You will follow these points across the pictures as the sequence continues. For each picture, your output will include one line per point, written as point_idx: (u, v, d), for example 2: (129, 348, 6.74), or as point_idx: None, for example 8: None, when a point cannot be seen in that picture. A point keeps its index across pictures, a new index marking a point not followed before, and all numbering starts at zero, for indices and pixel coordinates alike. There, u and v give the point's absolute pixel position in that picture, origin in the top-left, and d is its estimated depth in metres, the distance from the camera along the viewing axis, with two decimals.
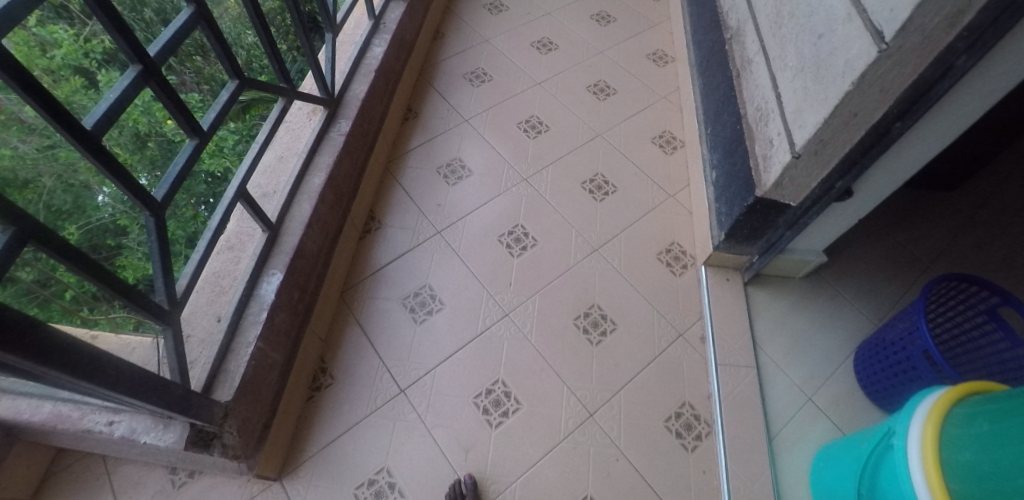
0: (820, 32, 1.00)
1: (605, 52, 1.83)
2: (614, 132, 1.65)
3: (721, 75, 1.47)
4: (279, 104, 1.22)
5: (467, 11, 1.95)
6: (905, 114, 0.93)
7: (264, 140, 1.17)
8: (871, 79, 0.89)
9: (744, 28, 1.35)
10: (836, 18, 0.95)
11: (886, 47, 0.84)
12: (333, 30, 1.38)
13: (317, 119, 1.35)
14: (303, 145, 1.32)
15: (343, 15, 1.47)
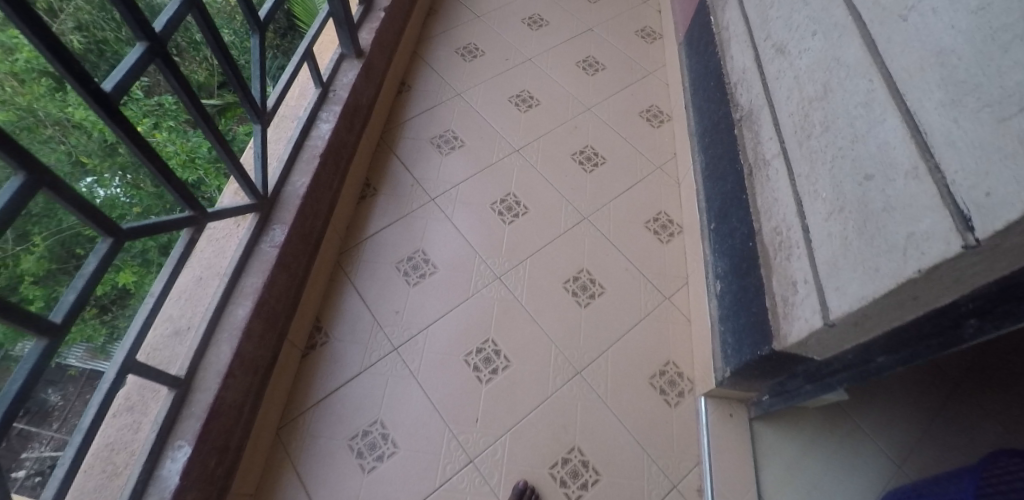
0: (873, 177, 0.77)
1: (592, 109, 1.60)
2: (605, 215, 1.43)
3: (730, 166, 1.24)
4: (184, 237, 0.95)
5: (436, 55, 1.69)
6: (985, 315, 0.71)
7: (161, 291, 0.93)
8: (946, 271, 0.67)
9: (761, 121, 1.13)
10: (899, 168, 0.73)
11: (976, 245, 0.61)
12: (265, 123, 1.09)
13: (247, 226, 1.11)
14: (228, 263, 1.07)
15: (274, 102, 1.17)
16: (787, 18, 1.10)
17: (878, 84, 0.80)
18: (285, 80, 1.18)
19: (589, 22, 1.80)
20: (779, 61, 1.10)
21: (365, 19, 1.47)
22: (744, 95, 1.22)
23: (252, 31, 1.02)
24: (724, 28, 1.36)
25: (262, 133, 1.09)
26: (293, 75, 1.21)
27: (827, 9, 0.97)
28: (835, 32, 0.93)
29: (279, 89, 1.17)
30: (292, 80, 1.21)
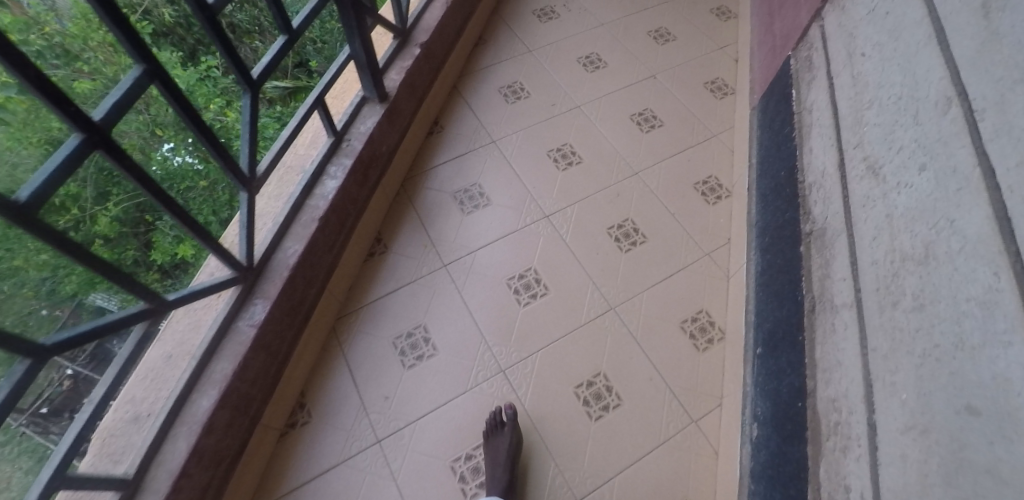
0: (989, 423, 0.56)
1: (639, 173, 1.42)
2: (636, 308, 1.24)
3: (789, 288, 1.02)
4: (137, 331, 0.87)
5: (476, 93, 1.54)
6: None
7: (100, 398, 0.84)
8: None
9: (837, 249, 0.91)
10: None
11: None
12: (254, 186, 1.02)
13: (224, 302, 1.00)
14: (200, 342, 0.96)
15: (269, 166, 1.06)
16: (884, 127, 0.86)
17: (1009, 286, 0.58)
18: (286, 133, 1.10)
19: (654, 67, 1.60)
20: (866, 181, 0.87)
21: (397, 57, 1.36)
22: (819, 204, 1.00)
23: (243, 88, 0.97)
24: (807, 110, 1.13)
25: (250, 202, 1.02)
26: (301, 124, 1.11)
27: (943, 137, 0.72)
28: (948, 177, 0.69)
29: (280, 142, 1.09)
30: (298, 132, 1.11)
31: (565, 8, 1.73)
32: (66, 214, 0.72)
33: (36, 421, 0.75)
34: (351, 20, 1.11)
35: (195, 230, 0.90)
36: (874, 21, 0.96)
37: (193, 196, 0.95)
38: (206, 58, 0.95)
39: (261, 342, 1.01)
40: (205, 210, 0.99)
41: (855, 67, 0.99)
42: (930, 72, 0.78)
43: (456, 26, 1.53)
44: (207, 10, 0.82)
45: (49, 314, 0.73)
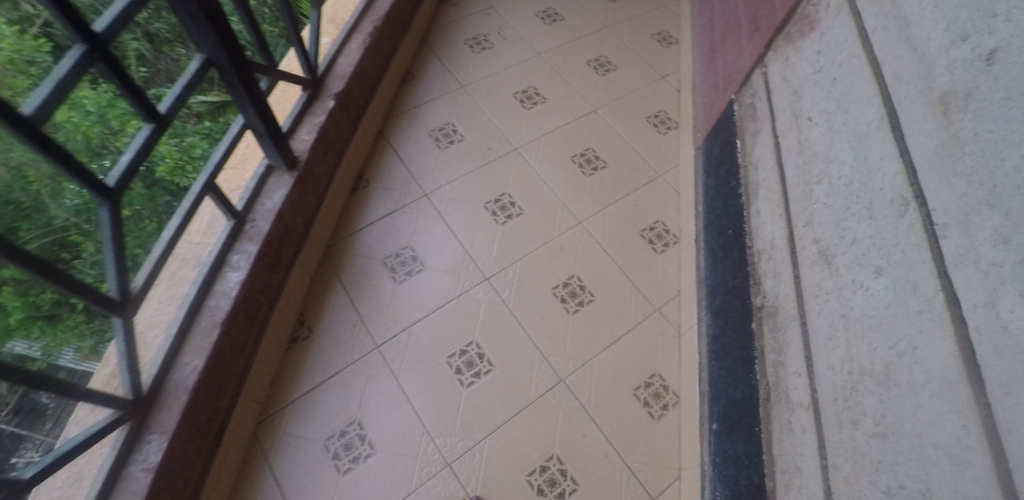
0: None
1: (584, 224, 1.35)
2: (586, 377, 1.19)
3: (742, 366, 0.97)
4: None
5: (405, 140, 1.44)
6: None
7: None
8: None
9: (789, 335, 0.86)
10: None
11: None
12: (132, 309, 0.88)
13: (110, 447, 0.87)
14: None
15: (145, 284, 0.90)
16: (835, 210, 0.80)
17: (979, 445, 0.52)
18: (169, 237, 0.95)
19: (594, 102, 1.52)
20: (818, 267, 0.81)
21: (307, 112, 1.25)
22: (768, 277, 0.95)
23: (99, 207, 0.79)
24: (753, 166, 1.07)
25: (127, 327, 0.88)
26: (184, 223, 0.97)
27: (899, 243, 0.66)
28: (907, 293, 0.64)
29: (160, 247, 0.94)
30: (181, 230, 0.97)
31: (499, 35, 1.63)
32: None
33: None
34: (240, 89, 1.00)
35: (53, 390, 0.76)
36: (822, 84, 0.90)
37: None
38: (123, 70, 0.82)
39: (162, 485, 0.89)
40: (132, 244, 0.89)
41: (801, 130, 0.93)
42: (883, 161, 0.72)
43: (379, 67, 1.41)
44: (26, 130, 0.65)
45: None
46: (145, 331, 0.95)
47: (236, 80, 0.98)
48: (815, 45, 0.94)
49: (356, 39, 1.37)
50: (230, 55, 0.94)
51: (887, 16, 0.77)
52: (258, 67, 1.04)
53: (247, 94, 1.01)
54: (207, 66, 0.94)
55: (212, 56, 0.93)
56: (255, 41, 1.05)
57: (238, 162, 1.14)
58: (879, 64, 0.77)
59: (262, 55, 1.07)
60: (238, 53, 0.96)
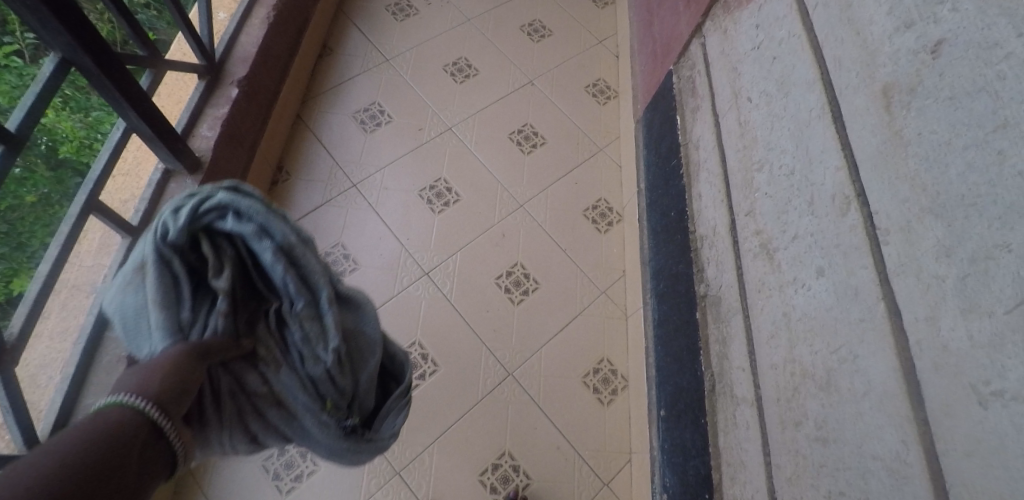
0: None
1: (525, 205, 1.32)
2: (535, 370, 1.16)
3: (687, 355, 0.95)
4: None
5: (327, 124, 1.37)
6: None
7: None
8: None
9: (732, 328, 0.84)
10: None
11: None
12: (10, 360, 0.81)
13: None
14: None
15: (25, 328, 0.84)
16: (776, 201, 0.77)
17: (918, 463, 0.51)
18: (47, 270, 0.87)
19: (531, 72, 1.49)
20: (760, 260, 0.79)
21: (208, 101, 1.14)
22: (711, 264, 0.92)
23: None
24: (694, 145, 1.03)
25: (10, 385, 0.81)
26: (65, 250, 0.90)
27: (841, 244, 0.64)
28: (849, 298, 0.62)
29: (40, 280, 0.86)
30: (62, 260, 0.90)
31: (424, 0, 1.57)
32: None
33: None
34: (115, 93, 0.88)
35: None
36: (759, 62, 0.85)
37: (20, 214, 0.83)
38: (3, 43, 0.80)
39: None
40: (39, 229, 0.87)
41: (741, 111, 0.89)
42: (824, 155, 0.68)
43: (289, 45, 1.33)
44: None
45: None
46: (35, 375, 0.87)
47: (110, 82, 0.87)
48: (753, 18, 0.88)
49: (257, 14, 1.27)
50: (91, 51, 0.82)
51: None
52: (133, 60, 0.94)
53: (125, 97, 0.90)
54: (64, 67, 0.85)
55: (68, 54, 0.82)
56: (129, 31, 0.94)
57: (129, 167, 1.04)
58: (820, 46, 0.72)
59: (140, 46, 0.97)
60: (104, 50, 0.84)
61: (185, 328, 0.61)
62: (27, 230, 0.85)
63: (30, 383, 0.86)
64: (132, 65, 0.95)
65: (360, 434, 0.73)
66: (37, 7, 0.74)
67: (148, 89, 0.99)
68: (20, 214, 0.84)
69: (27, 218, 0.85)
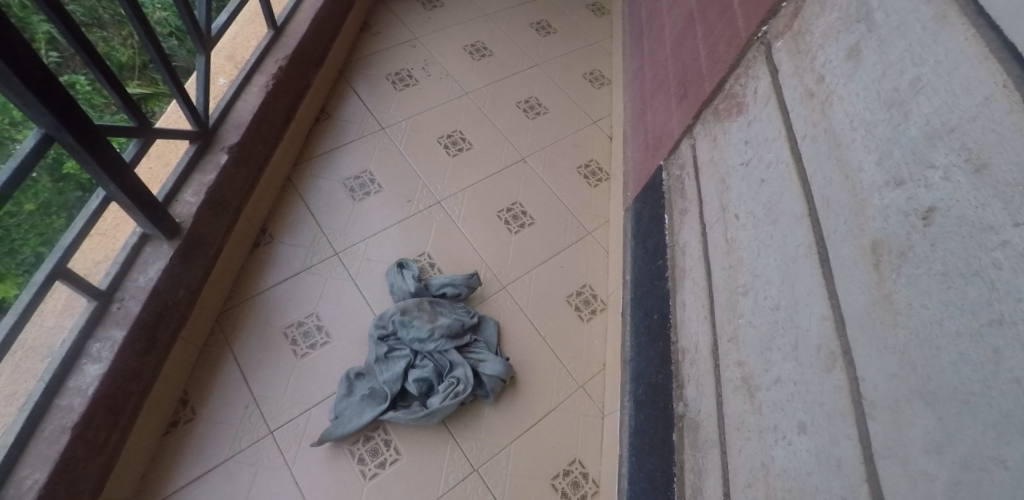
0: None
1: (509, 287, 1.27)
2: (502, 467, 1.08)
3: (661, 477, 0.89)
4: None
5: (315, 189, 1.34)
6: None
7: None
8: None
9: (708, 460, 0.78)
10: None
11: None
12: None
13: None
14: None
15: None
16: (760, 335, 0.72)
17: None
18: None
19: (524, 148, 1.48)
20: (741, 396, 0.74)
21: (196, 167, 1.11)
22: (691, 383, 0.87)
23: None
24: (680, 250, 0.99)
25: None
26: (21, 319, 0.81)
27: (824, 404, 0.59)
28: (831, 469, 0.57)
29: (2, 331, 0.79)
30: (17, 328, 0.81)
31: (423, 70, 1.58)
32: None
33: None
34: (94, 165, 0.84)
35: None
36: (747, 180, 0.82)
37: (17, 222, 0.78)
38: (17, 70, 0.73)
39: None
40: (33, 237, 0.81)
41: (728, 227, 0.85)
42: (810, 300, 0.64)
43: (285, 111, 1.31)
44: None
45: None
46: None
47: (90, 155, 0.83)
48: (742, 132, 0.85)
49: (257, 81, 1.25)
50: (75, 130, 0.79)
51: (816, 125, 0.68)
52: (118, 132, 0.90)
53: (105, 168, 0.86)
54: (46, 142, 0.78)
55: (53, 132, 0.77)
56: (118, 100, 0.91)
57: (106, 227, 0.95)
58: (807, 179, 0.68)
59: (130, 115, 0.94)
60: (88, 127, 0.81)
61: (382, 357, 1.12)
62: (21, 237, 0.79)
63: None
64: (117, 136, 0.91)
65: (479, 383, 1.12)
66: (19, 91, 0.71)
67: (131, 159, 0.95)
68: (18, 220, 0.78)
69: (24, 225, 0.80)
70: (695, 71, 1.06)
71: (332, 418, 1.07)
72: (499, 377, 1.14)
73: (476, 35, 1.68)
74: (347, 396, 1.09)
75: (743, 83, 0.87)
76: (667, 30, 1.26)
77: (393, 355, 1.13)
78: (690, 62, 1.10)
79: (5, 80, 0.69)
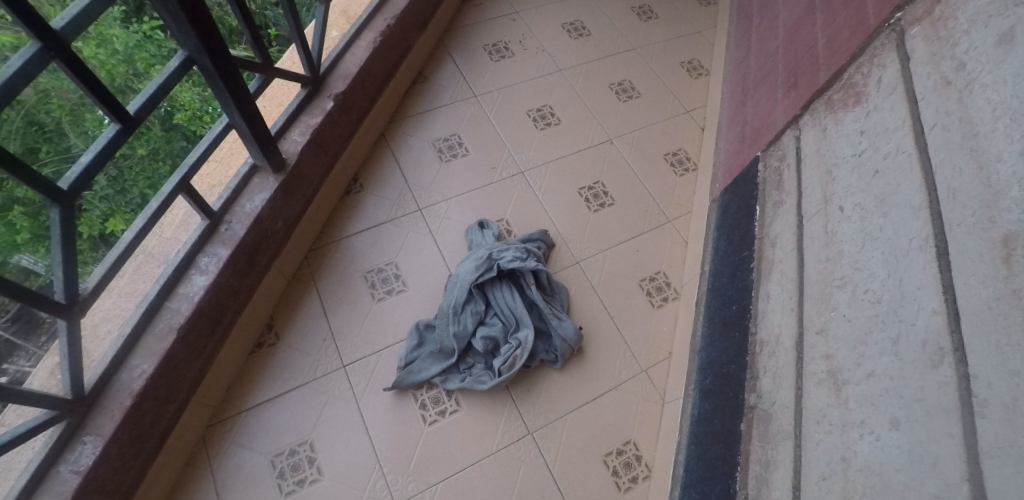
0: None
1: (583, 262, 1.27)
2: (556, 435, 1.09)
3: (722, 466, 0.87)
4: None
5: (406, 145, 1.38)
6: None
7: None
8: None
9: (778, 452, 0.76)
10: None
11: None
12: (79, 311, 0.82)
13: (42, 443, 0.81)
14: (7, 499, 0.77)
15: (104, 277, 0.84)
16: (855, 328, 0.69)
17: None
18: (129, 240, 0.87)
19: (612, 130, 1.47)
20: (824, 389, 0.71)
21: (304, 109, 1.17)
22: (767, 375, 0.84)
23: (49, 204, 0.73)
24: (770, 242, 0.96)
25: (74, 329, 0.82)
26: (150, 223, 0.89)
27: (924, 400, 0.56)
28: (925, 466, 0.54)
29: (133, 231, 0.87)
30: (146, 231, 0.89)
31: (520, 44, 1.59)
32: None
33: None
34: (223, 90, 0.90)
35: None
36: (859, 171, 0.79)
37: (129, 164, 0.85)
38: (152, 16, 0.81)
39: (91, 490, 0.83)
40: (142, 181, 0.88)
41: (830, 219, 0.82)
42: (920, 294, 0.61)
43: (389, 67, 1.35)
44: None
45: None
46: (98, 325, 0.88)
47: (222, 81, 0.89)
48: (858, 123, 0.82)
49: (366, 37, 1.30)
50: (214, 55, 0.85)
51: (950, 114, 0.64)
52: (247, 65, 0.97)
53: (232, 94, 0.92)
54: (188, 65, 0.85)
55: (194, 55, 0.84)
56: (248, 35, 0.98)
57: (221, 155, 1.03)
58: (931, 171, 0.65)
59: (257, 51, 1.00)
60: (224, 54, 0.87)
61: (456, 311, 1.12)
62: (131, 179, 0.86)
63: (89, 334, 0.87)
64: (246, 68, 0.98)
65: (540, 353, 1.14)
66: (176, 12, 0.77)
67: (253, 92, 1.01)
68: (130, 162, 0.85)
69: (135, 168, 0.86)
70: (810, 61, 1.02)
71: (399, 367, 1.10)
72: (568, 342, 1.14)
73: (576, 14, 1.68)
74: (417, 347, 1.12)
75: (865, 72, 0.84)
76: (782, 20, 1.22)
77: (467, 310, 1.13)
78: (804, 52, 1.06)
79: (165, 0, 0.75)
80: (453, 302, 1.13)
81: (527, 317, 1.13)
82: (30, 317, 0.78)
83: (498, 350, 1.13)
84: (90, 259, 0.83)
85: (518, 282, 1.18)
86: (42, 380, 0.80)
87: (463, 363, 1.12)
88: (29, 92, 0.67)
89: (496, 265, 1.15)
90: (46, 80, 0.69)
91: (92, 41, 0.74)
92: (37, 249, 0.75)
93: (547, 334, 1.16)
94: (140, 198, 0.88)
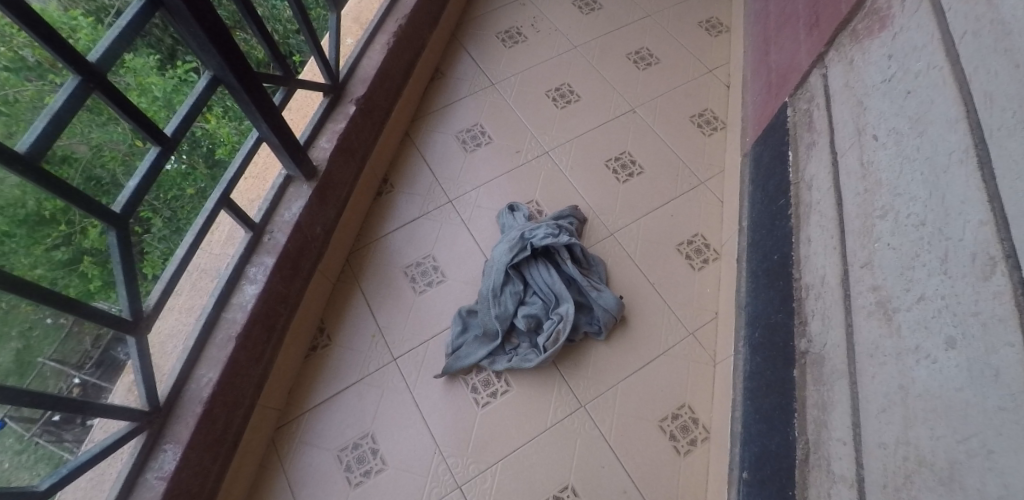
0: None
1: (618, 234, 1.26)
2: (609, 406, 1.09)
3: (779, 415, 0.85)
4: None
5: (431, 141, 1.41)
6: None
7: None
8: None
9: (834, 393, 0.74)
10: None
11: None
12: (145, 327, 0.87)
13: (128, 454, 0.87)
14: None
15: (162, 298, 0.89)
16: (900, 255, 0.67)
17: None
18: (182, 256, 0.91)
19: (634, 99, 1.46)
20: (875, 321, 0.69)
21: (329, 117, 1.21)
22: (815, 318, 0.82)
23: (106, 228, 0.78)
24: (806, 185, 0.93)
25: (142, 344, 0.87)
26: (198, 238, 0.94)
27: (979, 314, 0.54)
28: (986, 380, 0.52)
29: (184, 249, 0.92)
30: (195, 247, 0.94)
31: (532, 28, 1.59)
32: (55, 228, 0.72)
33: (49, 430, 0.78)
34: (250, 105, 0.94)
35: (59, 409, 0.76)
36: (891, 96, 0.75)
37: (181, 204, 0.92)
38: (184, 60, 0.87)
39: (176, 493, 0.88)
40: (191, 215, 0.94)
41: (865, 151, 0.79)
42: (965, 207, 0.58)
43: (405, 66, 1.38)
44: (17, 163, 0.64)
45: (55, 323, 0.76)
46: (165, 342, 0.95)
47: (248, 96, 0.92)
48: (885, 48, 0.79)
49: (379, 40, 1.31)
50: (238, 72, 0.88)
51: (980, 18, 0.61)
52: (269, 80, 1.01)
53: (259, 108, 0.95)
54: (215, 84, 0.89)
55: (219, 74, 0.87)
56: (268, 52, 1.02)
57: (258, 171, 1.09)
58: (965, 80, 0.62)
59: (277, 67, 1.05)
60: (248, 71, 0.90)
61: (494, 294, 1.14)
62: (184, 217, 0.93)
63: (159, 352, 0.94)
64: (268, 83, 1.02)
65: (580, 327, 1.14)
66: (198, 34, 0.80)
67: (278, 105, 1.06)
68: (182, 203, 0.92)
69: (187, 207, 0.93)
70: None
71: (447, 354, 1.13)
72: (610, 312, 1.14)
73: None
74: (461, 333, 1.14)
75: None
76: None
77: (505, 291, 1.14)
78: None
79: (187, 23, 0.78)
80: (491, 285, 1.14)
81: (566, 291, 1.14)
82: (109, 359, 0.87)
83: (541, 328, 1.14)
84: (152, 280, 0.88)
85: (553, 258, 1.19)
86: (122, 396, 0.88)
87: (508, 344, 1.13)
88: (83, 149, 0.74)
89: (529, 244, 1.16)
90: (97, 136, 0.76)
91: (134, 92, 0.81)
92: (104, 281, 0.81)
93: (588, 307, 1.16)
94: (187, 224, 0.93)
